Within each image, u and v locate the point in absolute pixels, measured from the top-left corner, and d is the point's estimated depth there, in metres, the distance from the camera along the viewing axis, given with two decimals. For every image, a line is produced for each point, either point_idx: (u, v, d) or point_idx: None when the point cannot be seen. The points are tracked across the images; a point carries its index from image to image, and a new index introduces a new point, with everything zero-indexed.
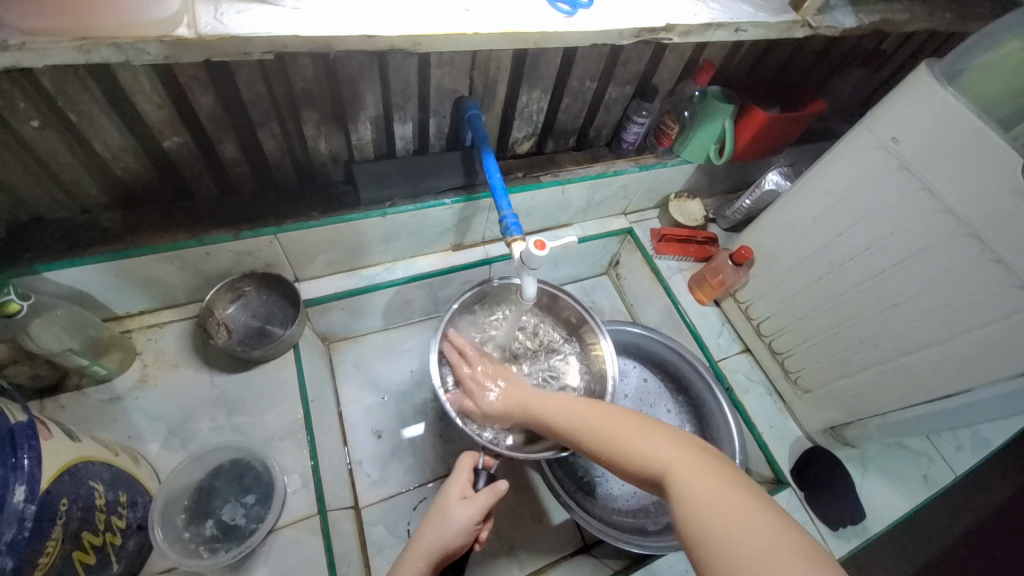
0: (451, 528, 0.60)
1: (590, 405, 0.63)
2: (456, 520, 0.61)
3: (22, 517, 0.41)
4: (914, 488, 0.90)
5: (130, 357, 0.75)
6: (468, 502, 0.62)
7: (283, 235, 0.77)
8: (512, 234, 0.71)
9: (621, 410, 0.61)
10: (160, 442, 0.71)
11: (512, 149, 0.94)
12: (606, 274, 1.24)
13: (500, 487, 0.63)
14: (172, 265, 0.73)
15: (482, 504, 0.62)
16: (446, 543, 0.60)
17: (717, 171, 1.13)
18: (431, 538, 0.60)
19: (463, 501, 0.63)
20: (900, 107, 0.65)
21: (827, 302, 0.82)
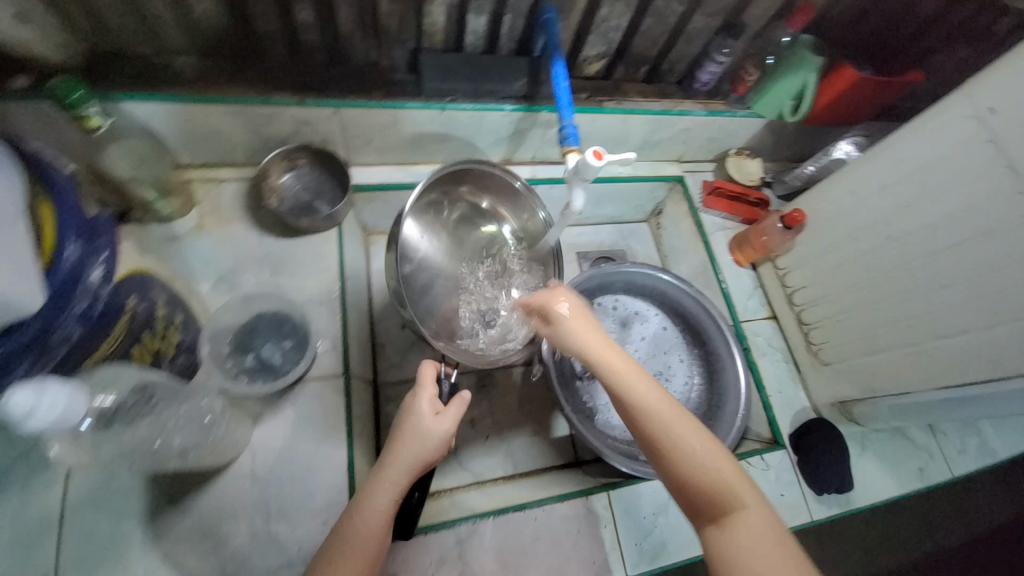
0: (431, 442, 0.58)
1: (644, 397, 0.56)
2: (433, 438, 0.58)
3: (96, 294, 0.44)
4: (907, 476, 0.91)
5: (189, 204, 0.79)
6: (442, 417, 0.60)
7: (344, 111, 0.78)
8: (569, 144, 0.71)
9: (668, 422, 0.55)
10: (209, 284, 0.77)
11: (579, 69, 0.92)
12: (647, 222, 1.22)
13: (468, 394, 0.62)
14: (237, 121, 0.75)
15: (455, 414, 0.61)
16: (423, 456, 0.57)
17: (786, 132, 1.08)
18: (410, 453, 0.57)
19: (437, 416, 0.59)
20: (1004, 73, 0.60)
21: (872, 276, 0.80)
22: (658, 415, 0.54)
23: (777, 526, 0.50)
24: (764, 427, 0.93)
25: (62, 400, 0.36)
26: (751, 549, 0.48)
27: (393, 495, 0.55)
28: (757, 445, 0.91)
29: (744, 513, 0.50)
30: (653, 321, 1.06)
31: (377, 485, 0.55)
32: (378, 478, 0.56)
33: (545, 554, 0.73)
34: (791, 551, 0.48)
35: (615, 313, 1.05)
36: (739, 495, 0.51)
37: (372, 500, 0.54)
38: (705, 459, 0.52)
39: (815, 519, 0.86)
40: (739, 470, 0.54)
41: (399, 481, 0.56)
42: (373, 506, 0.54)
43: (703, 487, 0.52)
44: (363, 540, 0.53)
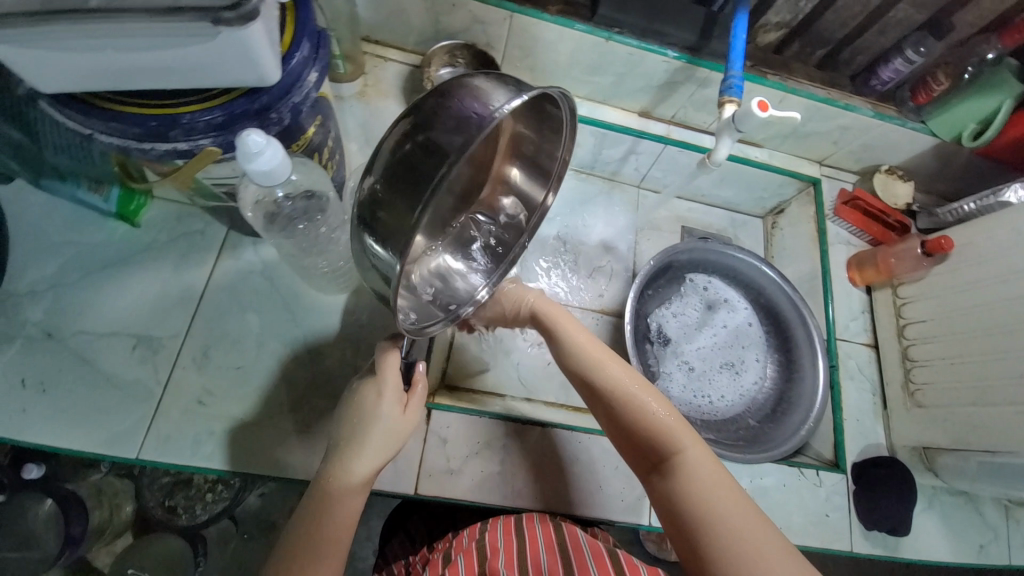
0: (395, 440, 0.59)
1: (588, 351, 0.65)
2: (405, 427, 0.60)
3: (309, 92, 0.51)
4: (968, 548, 0.84)
5: (358, 72, 0.87)
6: (408, 410, 0.61)
7: (517, 18, 0.81)
8: (732, 95, 0.70)
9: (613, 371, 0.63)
10: (357, 146, 0.85)
11: (753, 36, 0.89)
12: (762, 219, 1.16)
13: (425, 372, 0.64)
14: (423, 4, 0.81)
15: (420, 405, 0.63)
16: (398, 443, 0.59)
17: (953, 161, 0.98)
18: (375, 450, 0.58)
19: (404, 409, 0.60)
20: None
21: (1011, 324, 0.73)
22: (606, 370, 0.63)
23: (711, 463, 0.57)
24: (827, 448, 0.89)
25: (277, 160, 0.43)
26: (688, 484, 0.55)
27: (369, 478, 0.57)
28: (815, 462, 0.88)
29: (688, 452, 0.57)
30: (741, 313, 1.02)
31: (341, 470, 0.57)
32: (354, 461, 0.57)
33: (580, 476, 0.76)
34: (721, 486, 0.55)
35: (703, 294, 1.03)
36: (680, 437, 0.58)
37: (349, 480, 0.56)
38: (647, 405, 0.60)
39: (853, 552, 0.82)
40: (681, 417, 0.61)
41: (377, 462, 0.58)
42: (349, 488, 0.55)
43: (645, 433, 0.59)
44: (340, 521, 0.54)
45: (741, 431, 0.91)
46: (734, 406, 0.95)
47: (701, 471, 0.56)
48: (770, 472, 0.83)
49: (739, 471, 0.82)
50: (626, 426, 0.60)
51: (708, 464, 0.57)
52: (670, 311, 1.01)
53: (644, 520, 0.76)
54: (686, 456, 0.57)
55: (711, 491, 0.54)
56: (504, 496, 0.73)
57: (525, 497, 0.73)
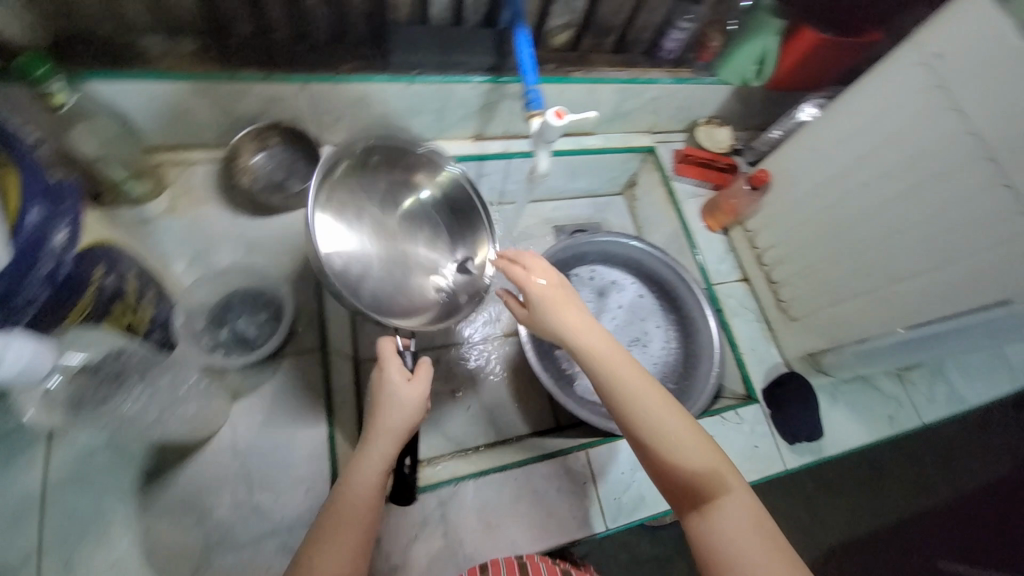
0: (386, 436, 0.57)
1: (639, 383, 0.59)
2: (392, 432, 0.57)
3: (59, 256, 0.45)
4: (877, 425, 0.95)
5: (160, 186, 0.79)
6: (413, 384, 0.60)
7: (311, 86, 0.78)
8: (534, 109, 0.72)
9: (671, 407, 0.59)
10: (185, 264, 0.77)
11: (547, 41, 0.93)
12: (622, 194, 1.24)
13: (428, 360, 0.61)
14: (205, 99, 0.75)
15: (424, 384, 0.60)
16: (395, 442, 0.58)
17: (754, 99, 1.09)
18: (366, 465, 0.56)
19: (409, 383, 0.60)
20: (950, 20, 0.62)
21: (833, 229, 0.82)
22: (637, 396, 0.58)
23: (753, 513, 0.55)
24: (738, 385, 0.96)
25: (24, 357, 0.42)
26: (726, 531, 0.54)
27: (375, 480, 0.56)
28: (732, 401, 0.94)
29: (736, 501, 0.55)
30: (630, 289, 1.08)
31: (342, 501, 0.55)
32: (358, 462, 0.57)
33: (526, 512, 0.75)
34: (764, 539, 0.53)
35: (592, 283, 1.07)
36: (728, 485, 0.56)
37: (355, 485, 0.56)
38: (700, 449, 0.57)
39: (788, 470, 0.89)
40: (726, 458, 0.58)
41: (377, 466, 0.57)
42: (357, 489, 0.55)
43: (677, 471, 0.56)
44: (348, 526, 0.54)
45: None
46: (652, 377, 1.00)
47: (748, 523, 0.54)
48: None
49: None
50: (675, 464, 0.56)
51: (755, 515, 0.55)
52: None
53: (600, 527, 0.77)
54: (733, 502, 0.55)
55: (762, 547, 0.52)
56: (459, 565, 0.70)
57: (481, 555, 0.71)
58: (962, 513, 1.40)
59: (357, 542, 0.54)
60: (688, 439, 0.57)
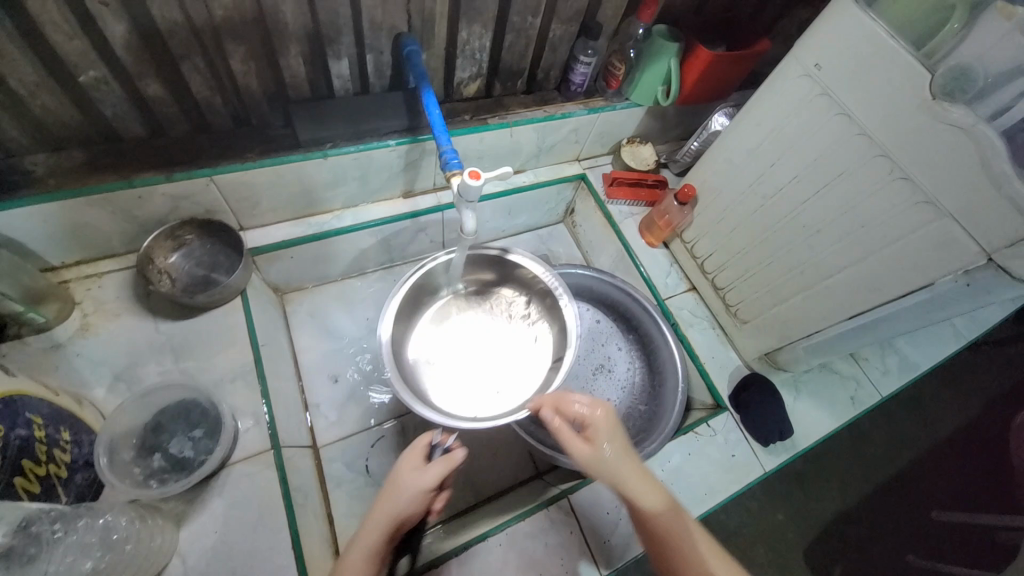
0: (408, 496, 0.58)
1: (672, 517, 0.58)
2: (420, 486, 0.58)
3: None
4: (842, 408, 0.97)
5: (67, 307, 0.74)
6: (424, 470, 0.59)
7: (220, 177, 0.75)
8: (452, 168, 0.71)
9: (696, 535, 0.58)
10: (106, 387, 0.71)
11: (458, 92, 0.94)
12: (563, 222, 1.25)
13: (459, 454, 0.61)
14: (104, 210, 0.71)
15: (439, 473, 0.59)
16: (406, 509, 0.57)
17: (668, 115, 1.13)
18: (390, 502, 0.58)
19: (417, 469, 0.60)
20: (822, 33, 0.66)
21: (763, 233, 0.85)
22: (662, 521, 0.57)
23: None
24: (706, 395, 0.96)
25: None
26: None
27: (370, 557, 0.56)
28: (703, 413, 0.94)
29: None
30: (586, 317, 1.07)
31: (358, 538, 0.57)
32: (355, 547, 0.57)
33: None
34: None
35: None
36: None
37: (346, 567, 0.55)
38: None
39: (768, 472, 0.89)
40: None
41: (374, 543, 0.56)
42: (357, 568, 0.55)
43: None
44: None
45: (638, 422, 0.95)
46: (623, 402, 0.99)
47: None
48: (674, 450, 0.87)
49: (648, 468, 0.84)
50: None
51: None
52: None
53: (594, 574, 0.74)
54: None
55: None
56: None
57: None
58: (943, 462, 1.43)
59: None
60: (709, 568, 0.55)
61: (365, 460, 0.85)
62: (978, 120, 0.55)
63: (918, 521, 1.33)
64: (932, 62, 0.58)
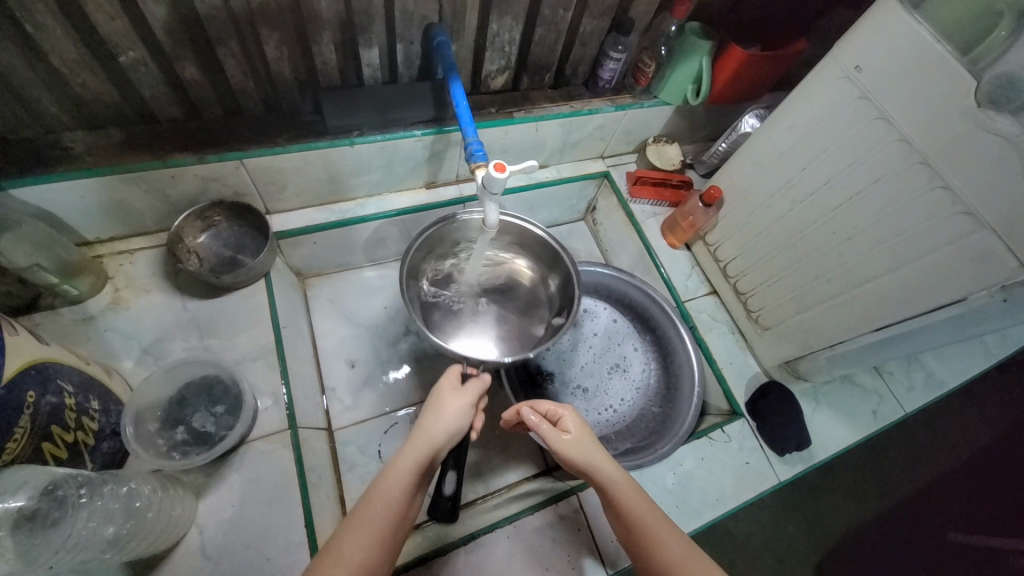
0: (448, 416, 0.61)
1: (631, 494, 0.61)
2: (458, 410, 0.62)
3: None
4: (863, 422, 0.95)
5: (101, 281, 0.76)
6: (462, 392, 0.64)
7: (249, 161, 0.76)
8: (477, 160, 0.71)
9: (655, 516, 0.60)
10: (133, 360, 0.73)
11: (485, 85, 0.93)
12: (583, 220, 1.24)
13: (487, 377, 0.67)
14: (138, 188, 0.73)
15: (476, 393, 0.65)
16: (445, 438, 0.60)
17: (697, 115, 1.11)
18: (429, 427, 0.60)
19: (456, 391, 0.64)
20: (864, 34, 0.64)
21: (790, 238, 0.83)
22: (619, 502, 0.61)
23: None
24: (722, 400, 0.95)
25: None
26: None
27: (408, 483, 0.56)
28: (718, 419, 0.93)
29: None
30: (603, 315, 1.07)
31: (400, 458, 0.58)
32: (391, 471, 0.56)
33: (522, 571, 0.72)
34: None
35: None
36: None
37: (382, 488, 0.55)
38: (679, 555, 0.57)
39: (783, 482, 0.87)
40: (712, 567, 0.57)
41: (412, 465, 0.57)
42: (394, 488, 0.55)
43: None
44: (369, 532, 0.52)
45: (651, 424, 0.94)
46: (636, 403, 0.98)
47: None
48: (686, 454, 0.86)
49: (659, 470, 0.84)
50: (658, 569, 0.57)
51: None
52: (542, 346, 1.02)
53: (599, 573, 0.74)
54: None
55: None
56: None
57: None
58: (963, 483, 1.39)
59: (379, 550, 0.52)
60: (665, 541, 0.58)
61: (378, 446, 0.86)
62: None
63: (933, 540, 1.29)
64: (980, 67, 0.56)
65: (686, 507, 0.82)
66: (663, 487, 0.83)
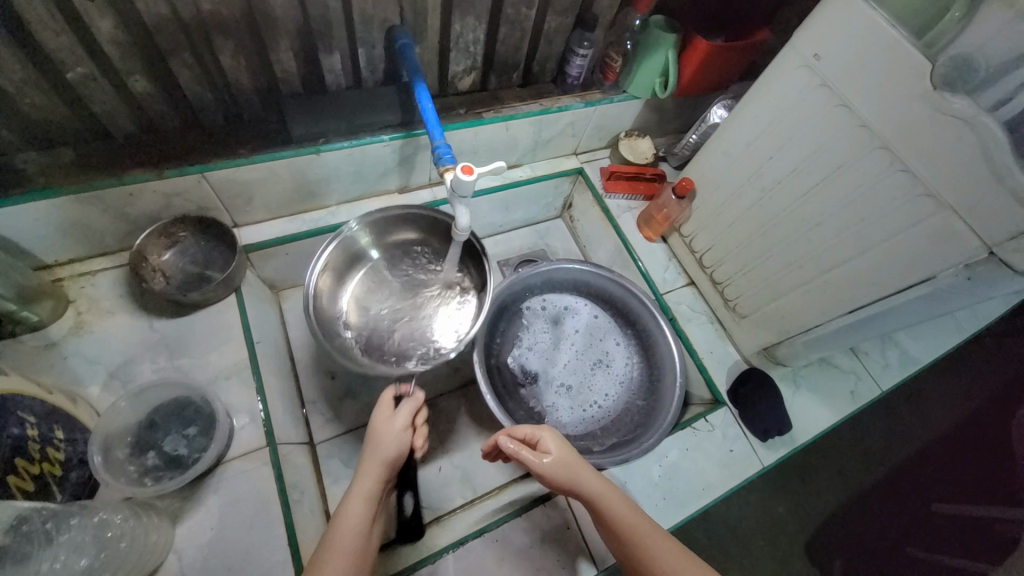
0: (385, 442, 0.61)
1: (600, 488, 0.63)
2: (392, 435, 0.61)
3: None
4: (842, 402, 0.96)
5: (61, 305, 0.74)
6: (396, 417, 0.63)
7: (211, 174, 0.74)
8: (445, 163, 0.71)
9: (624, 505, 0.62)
10: (100, 385, 0.71)
11: (452, 86, 0.93)
12: (561, 217, 1.24)
13: (420, 393, 0.66)
14: (95, 207, 0.71)
15: (409, 413, 0.64)
16: (388, 463, 0.60)
17: (667, 108, 1.12)
18: (372, 457, 0.60)
19: (390, 417, 0.63)
20: (821, 22, 0.65)
21: (761, 226, 0.84)
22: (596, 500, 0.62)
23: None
24: (704, 390, 0.96)
25: None
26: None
27: (364, 520, 0.56)
28: (701, 408, 0.94)
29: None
30: (584, 312, 1.07)
31: (351, 500, 0.57)
32: (348, 509, 0.56)
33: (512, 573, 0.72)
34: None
35: (545, 313, 1.05)
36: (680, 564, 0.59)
37: (344, 527, 0.55)
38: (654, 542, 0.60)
39: (767, 466, 0.89)
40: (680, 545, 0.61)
41: (364, 506, 0.57)
42: (352, 528, 0.55)
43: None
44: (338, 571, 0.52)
45: (635, 417, 0.95)
46: (620, 398, 0.99)
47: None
48: (671, 446, 0.87)
49: (645, 463, 0.84)
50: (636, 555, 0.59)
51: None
52: (524, 346, 1.02)
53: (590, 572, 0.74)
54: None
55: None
56: None
57: None
58: (946, 455, 1.42)
59: None
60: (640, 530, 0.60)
61: (361, 456, 0.85)
62: (979, 110, 0.54)
63: (919, 513, 1.32)
64: (933, 51, 0.57)
65: (673, 498, 0.82)
66: (650, 480, 0.83)
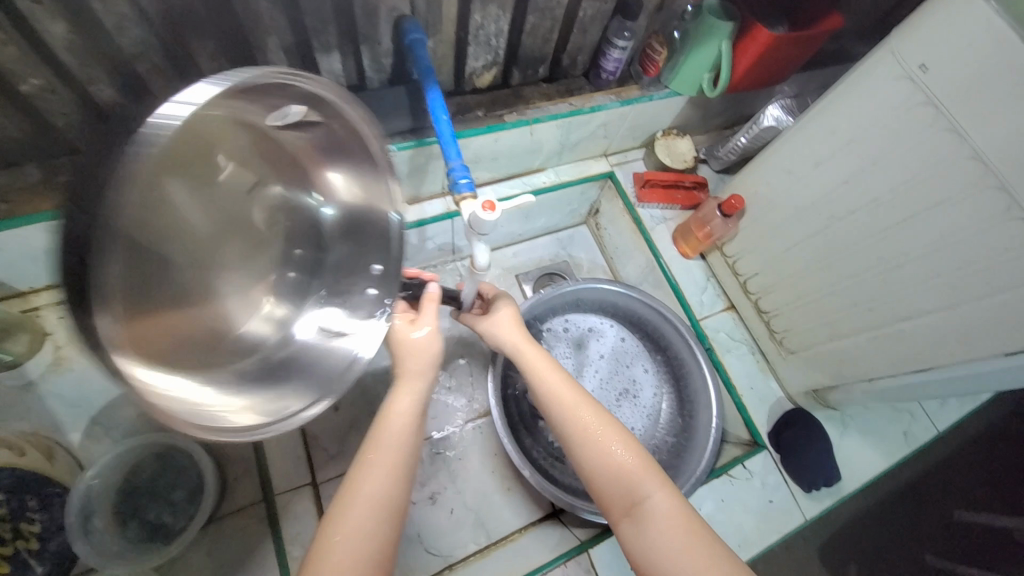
0: (405, 346, 0.58)
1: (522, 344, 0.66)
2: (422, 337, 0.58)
3: None
4: (894, 446, 0.87)
5: (38, 339, 0.67)
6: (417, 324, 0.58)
7: None
8: (462, 190, 0.59)
9: (543, 363, 0.64)
10: (82, 432, 0.65)
11: (470, 84, 0.80)
12: (585, 223, 1.13)
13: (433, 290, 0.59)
14: None
15: (432, 317, 0.59)
16: (416, 357, 0.57)
17: (712, 105, 0.98)
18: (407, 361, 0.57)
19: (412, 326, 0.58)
20: (932, 25, 0.52)
21: (824, 258, 0.73)
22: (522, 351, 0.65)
23: (683, 513, 0.51)
24: (742, 429, 0.87)
25: None
26: (662, 550, 0.48)
27: (412, 418, 0.54)
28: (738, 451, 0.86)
29: (587, 408, 0.59)
30: (610, 334, 0.98)
31: (397, 394, 0.56)
32: (393, 408, 0.54)
33: None
34: (695, 545, 0.48)
35: (568, 335, 0.96)
36: (570, 400, 0.59)
37: (390, 425, 0.53)
38: (552, 386, 0.61)
39: (807, 518, 0.81)
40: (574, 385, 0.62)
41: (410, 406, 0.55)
42: (393, 428, 0.53)
43: (609, 480, 0.54)
44: (384, 468, 0.49)
45: (663, 456, 0.88)
46: (648, 431, 0.91)
47: (596, 417, 0.58)
48: (705, 497, 0.79)
49: None
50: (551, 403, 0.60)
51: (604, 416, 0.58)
52: None
53: None
54: (579, 410, 0.58)
55: (607, 435, 0.56)
56: None
57: None
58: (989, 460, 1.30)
59: (397, 476, 0.50)
60: (551, 381, 0.62)
61: None
62: None
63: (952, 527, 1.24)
64: None
65: None
66: None
